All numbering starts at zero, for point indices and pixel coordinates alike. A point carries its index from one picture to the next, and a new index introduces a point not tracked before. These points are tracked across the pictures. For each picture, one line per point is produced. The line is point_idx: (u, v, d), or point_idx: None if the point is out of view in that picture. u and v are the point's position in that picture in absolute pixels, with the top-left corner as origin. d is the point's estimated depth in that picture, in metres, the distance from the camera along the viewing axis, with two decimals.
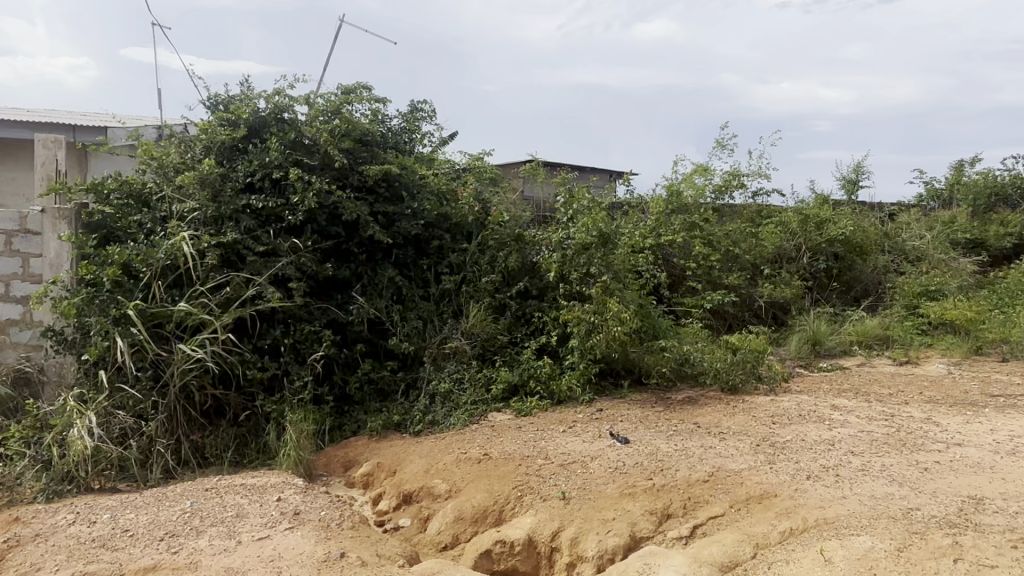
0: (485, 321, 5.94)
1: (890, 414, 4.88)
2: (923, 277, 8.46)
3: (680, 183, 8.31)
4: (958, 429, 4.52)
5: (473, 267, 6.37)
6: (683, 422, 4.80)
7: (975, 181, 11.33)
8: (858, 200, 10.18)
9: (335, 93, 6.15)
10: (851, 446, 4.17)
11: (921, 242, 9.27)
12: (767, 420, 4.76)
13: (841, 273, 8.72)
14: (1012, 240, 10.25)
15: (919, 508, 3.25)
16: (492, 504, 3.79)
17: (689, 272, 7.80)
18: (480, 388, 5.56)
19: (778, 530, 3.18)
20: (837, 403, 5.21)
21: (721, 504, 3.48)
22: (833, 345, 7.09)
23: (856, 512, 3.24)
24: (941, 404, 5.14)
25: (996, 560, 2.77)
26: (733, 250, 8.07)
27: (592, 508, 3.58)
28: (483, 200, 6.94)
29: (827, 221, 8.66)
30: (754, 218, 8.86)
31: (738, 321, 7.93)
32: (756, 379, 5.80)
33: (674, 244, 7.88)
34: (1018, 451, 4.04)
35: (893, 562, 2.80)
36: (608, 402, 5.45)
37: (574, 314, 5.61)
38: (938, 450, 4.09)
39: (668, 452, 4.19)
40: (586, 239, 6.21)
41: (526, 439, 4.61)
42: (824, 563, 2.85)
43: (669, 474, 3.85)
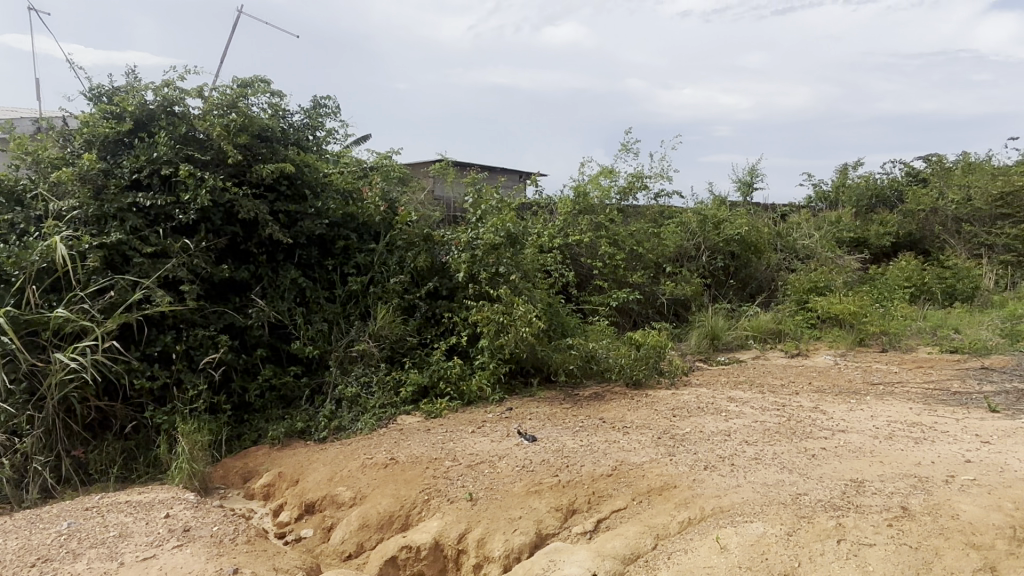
0: (394, 323, 5.81)
1: (782, 404, 5.13)
2: (812, 273, 8.98)
3: (587, 184, 8.52)
4: (842, 416, 4.80)
5: (381, 267, 6.22)
6: (588, 418, 4.87)
7: (858, 183, 12.15)
8: (752, 201, 10.72)
9: (230, 86, 5.88)
10: (746, 436, 4.35)
11: (811, 241, 9.85)
12: (668, 413, 4.91)
13: (737, 271, 9.14)
14: (891, 239, 11.05)
15: (806, 493, 3.42)
16: (397, 510, 3.70)
17: (596, 272, 7.99)
18: (388, 391, 5.44)
19: (677, 520, 3.27)
20: (733, 395, 5.44)
21: (623, 497, 3.54)
22: (730, 339, 7.40)
23: (750, 500, 3.38)
24: (828, 393, 5.45)
25: (873, 539, 2.96)
26: (636, 249, 8.30)
27: (499, 507, 3.56)
28: (391, 199, 6.81)
29: (724, 221, 9.06)
30: (656, 218, 9.14)
31: (642, 318, 8.18)
32: (659, 374, 5.98)
33: (582, 244, 8.05)
34: (894, 435, 4.32)
35: (783, 547, 2.93)
36: (518, 401, 5.46)
37: (483, 313, 5.58)
38: (824, 437, 4.32)
39: (574, 448, 4.23)
40: (494, 240, 6.16)
41: (434, 441, 4.55)
42: (720, 550, 2.96)
43: (574, 469, 3.89)
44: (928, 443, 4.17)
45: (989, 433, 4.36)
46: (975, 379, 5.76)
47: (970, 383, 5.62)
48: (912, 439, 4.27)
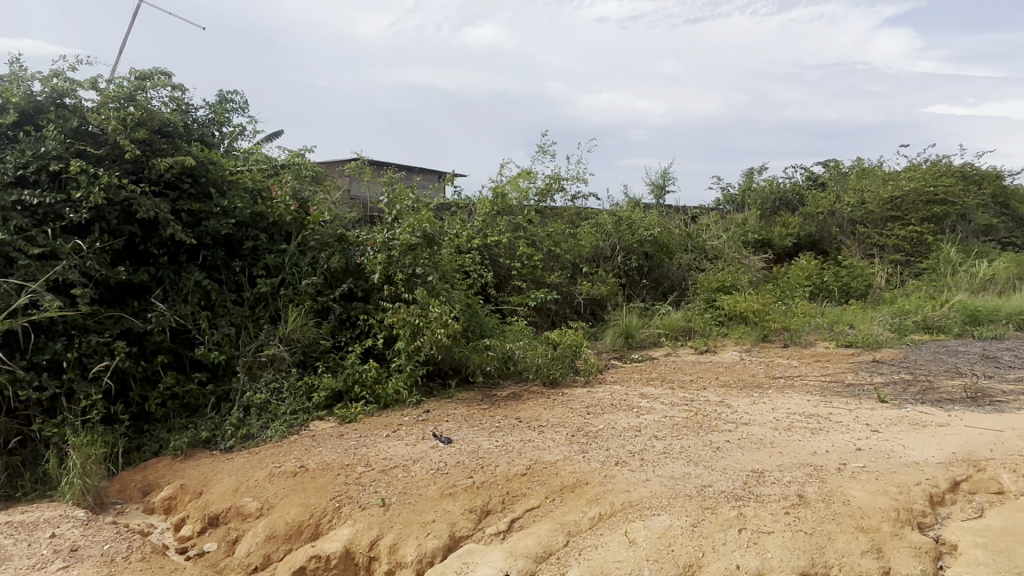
0: (305, 326, 5.64)
1: (690, 399, 5.30)
2: (720, 273, 9.34)
3: (506, 185, 8.57)
4: (746, 409, 5.01)
5: (292, 269, 6.03)
6: (505, 418, 4.88)
7: (763, 187, 12.75)
8: (664, 204, 11.06)
9: (127, 78, 5.55)
10: (655, 431, 4.46)
11: (719, 242, 10.24)
12: (582, 411, 4.98)
13: (651, 271, 9.40)
14: (793, 240, 11.64)
15: (711, 485, 3.54)
16: (307, 519, 3.57)
17: (515, 273, 8.04)
18: (300, 397, 5.27)
19: (589, 516, 3.31)
20: (645, 391, 5.58)
21: (537, 496, 3.56)
22: (644, 337, 7.61)
23: (657, 493, 3.47)
24: (733, 387, 5.68)
25: (772, 526, 3.09)
26: (553, 250, 8.40)
27: (412, 512, 3.50)
28: (302, 199, 6.60)
29: (638, 222, 9.28)
30: (573, 219, 9.28)
31: (560, 317, 8.28)
32: (575, 372, 6.07)
33: (500, 244, 8.10)
34: (792, 427, 4.54)
35: (688, 538, 3.03)
36: (435, 403, 5.40)
37: (399, 315, 5.51)
38: (729, 430, 4.49)
39: (490, 448, 4.23)
40: (411, 240, 6.04)
41: (347, 447, 4.44)
42: (629, 544, 3.02)
43: (489, 470, 3.88)
44: (824, 433, 4.40)
45: (877, 422, 4.65)
46: (867, 371, 6.13)
47: (862, 376, 5.98)
48: (809, 429, 4.50)
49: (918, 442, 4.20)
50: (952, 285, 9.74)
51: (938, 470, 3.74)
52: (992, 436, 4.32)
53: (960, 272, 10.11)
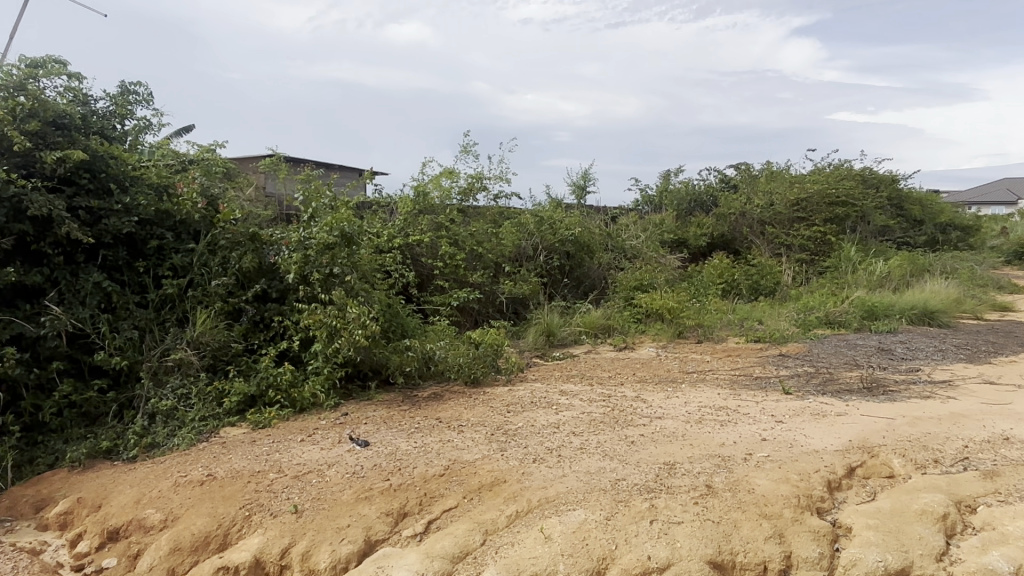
0: (215, 328, 5.43)
1: (607, 395, 5.41)
2: (638, 272, 9.60)
3: (427, 184, 8.58)
4: (660, 403, 5.16)
5: (201, 269, 5.78)
6: (425, 418, 4.84)
7: (679, 189, 13.19)
8: (586, 204, 11.27)
9: (16, 66, 5.17)
10: (573, 427, 4.52)
11: (638, 242, 10.52)
12: (502, 409, 5.00)
13: (572, 270, 9.55)
14: (707, 239, 12.09)
15: (624, 478, 3.63)
16: (214, 529, 3.42)
17: (437, 272, 8.01)
18: (209, 402, 5.06)
19: (506, 514, 3.33)
20: (565, 388, 5.66)
21: (455, 496, 3.54)
22: (564, 335, 7.72)
23: (574, 488, 3.52)
24: (649, 383, 5.84)
25: (681, 517, 3.19)
26: (476, 249, 8.39)
27: (325, 517, 3.41)
28: (211, 196, 6.28)
29: (559, 222, 9.40)
30: (495, 219, 9.32)
31: (482, 317, 8.30)
32: (496, 371, 6.09)
33: (422, 244, 8.05)
34: (703, 419, 4.71)
35: (602, 531, 3.09)
36: (354, 405, 5.29)
37: (315, 316, 5.36)
38: (643, 424, 4.61)
39: (408, 450, 4.18)
40: (327, 240, 5.84)
41: (258, 454, 4.29)
42: (545, 540, 3.05)
43: (406, 472, 3.83)
44: (732, 425, 4.58)
45: (782, 413, 4.88)
46: (773, 364, 6.43)
47: (769, 369, 6.26)
48: (719, 421, 4.67)
49: (818, 431, 4.43)
50: (851, 282, 10.35)
51: (836, 457, 3.96)
52: (884, 424, 4.60)
53: (859, 270, 10.74)
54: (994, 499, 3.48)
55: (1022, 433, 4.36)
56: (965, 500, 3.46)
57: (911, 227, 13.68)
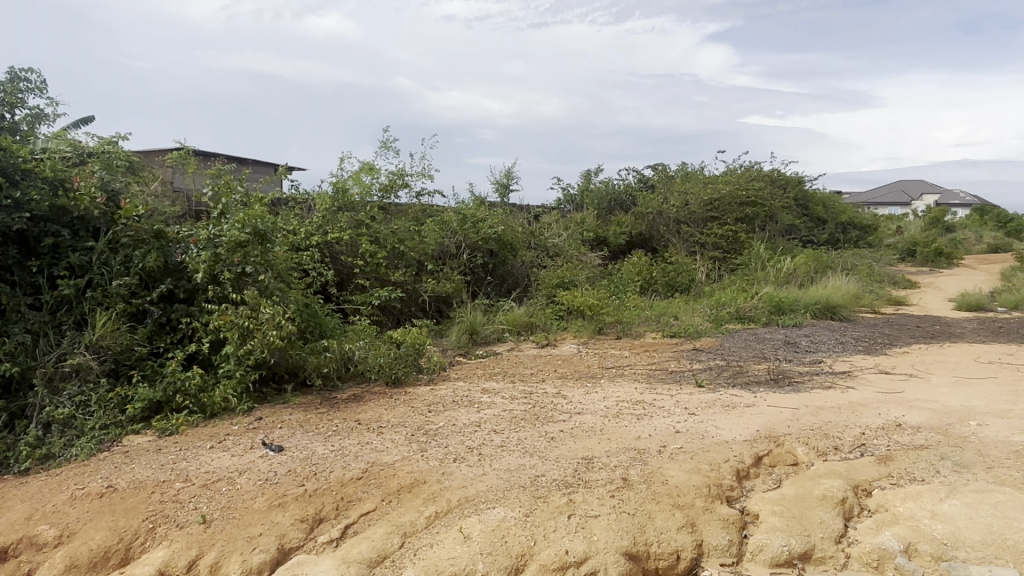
0: (117, 331, 5.14)
1: (529, 392, 5.46)
2: (559, 270, 9.73)
3: (347, 180, 8.48)
4: (580, 399, 5.25)
5: (101, 268, 5.44)
6: (343, 421, 4.74)
7: (599, 188, 13.47)
8: (509, 202, 11.33)
9: None
10: (494, 425, 4.54)
11: (560, 240, 10.67)
12: (424, 409, 4.96)
13: (495, 268, 9.57)
14: (626, 238, 12.38)
15: (543, 474, 3.66)
16: (115, 544, 3.22)
17: (358, 270, 7.88)
18: (111, 410, 4.78)
19: (425, 515, 3.30)
20: (487, 386, 5.67)
21: (372, 499, 3.48)
22: (487, 333, 7.74)
23: (493, 487, 3.52)
24: (569, 378, 5.94)
25: (598, 510, 3.25)
26: (398, 246, 8.28)
27: (235, 526, 3.29)
28: (112, 190, 5.88)
29: (482, 220, 9.40)
30: (417, 216, 9.26)
31: (405, 316, 8.22)
32: (418, 370, 6.03)
33: (341, 241, 7.91)
34: (621, 413, 4.82)
35: (521, 528, 3.11)
36: (268, 409, 5.11)
37: (225, 318, 5.16)
38: (563, 420, 4.68)
39: (324, 454, 4.08)
40: (239, 237, 5.62)
41: (164, 462, 4.09)
42: (463, 540, 3.04)
43: (322, 477, 3.74)
44: (648, 418, 4.71)
45: (695, 405, 5.06)
46: (687, 358, 6.66)
47: (683, 363, 6.48)
48: (635, 415, 4.79)
49: (728, 422, 4.62)
50: (760, 278, 10.84)
51: (744, 447, 4.13)
52: (789, 414, 4.83)
53: (768, 267, 11.26)
54: (887, 482, 3.71)
55: (913, 419, 4.67)
56: (862, 484, 3.68)
57: (816, 226, 14.43)
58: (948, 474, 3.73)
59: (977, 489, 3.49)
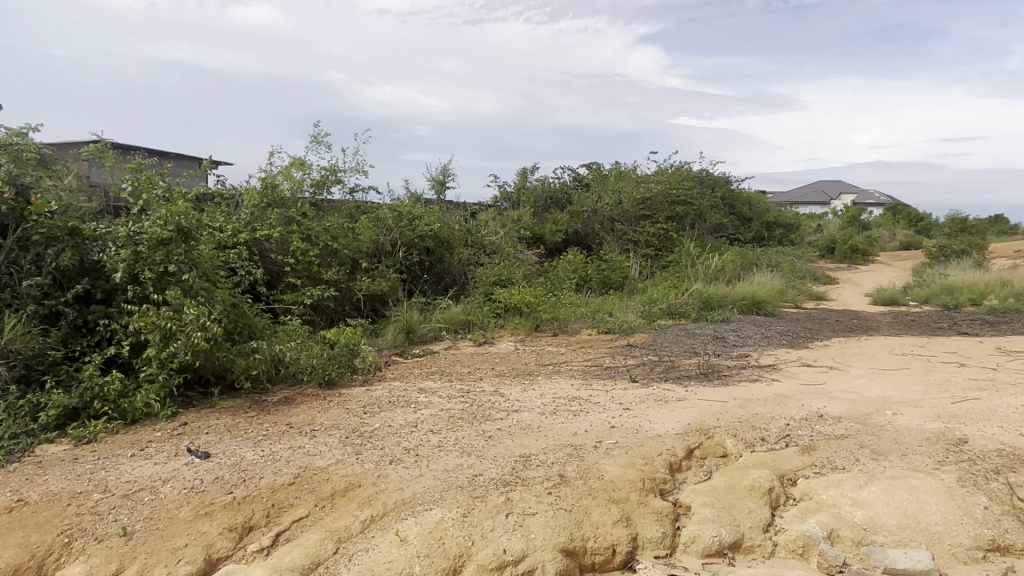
0: (28, 334, 4.83)
1: (466, 390, 5.43)
2: (497, 267, 9.73)
3: (277, 176, 8.28)
4: (517, 396, 5.26)
5: (9, 269, 5.14)
6: (274, 425, 4.60)
7: (535, 186, 13.56)
8: (445, 199, 11.26)
9: None
10: (431, 425, 4.50)
11: (497, 238, 10.68)
12: (359, 411, 4.87)
13: (432, 266, 9.49)
14: (562, 235, 12.50)
15: (481, 473, 3.65)
16: (26, 561, 3.03)
17: (288, 268, 7.70)
18: (21, 418, 4.50)
19: (359, 520, 3.23)
20: (424, 386, 5.61)
21: (305, 505, 3.39)
22: (424, 332, 7.66)
23: (430, 488, 3.49)
24: (506, 376, 5.95)
25: (536, 508, 3.27)
26: (330, 244, 8.11)
27: (159, 538, 3.14)
28: (21, 184, 5.51)
29: (417, 217, 9.29)
30: (351, 213, 9.11)
31: (339, 315, 8.05)
32: (352, 371, 5.91)
33: (271, 238, 7.71)
34: (557, 410, 4.86)
35: (458, 529, 3.09)
36: (194, 414, 4.91)
37: (146, 319, 4.91)
38: (500, 418, 4.68)
39: (254, 459, 3.95)
40: (161, 234, 5.36)
41: (80, 473, 3.87)
42: (400, 543, 3.00)
43: (252, 483, 3.62)
44: (584, 414, 4.76)
45: (629, 400, 5.15)
46: (622, 354, 6.78)
47: (618, 359, 6.59)
48: (571, 411, 4.84)
49: (660, 416, 4.72)
50: (690, 275, 11.14)
51: (676, 440, 4.23)
52: (719, 407, 4.98)
53: (698, 264, 11.59)
54: (811, 471, 3.87)
55: (833, 410, 4.89)
56: (787, 473, 3.83)
57: (742, 225, 14.94)
58: (866, 461, 3.92)
59: (893, 475, 3.68)
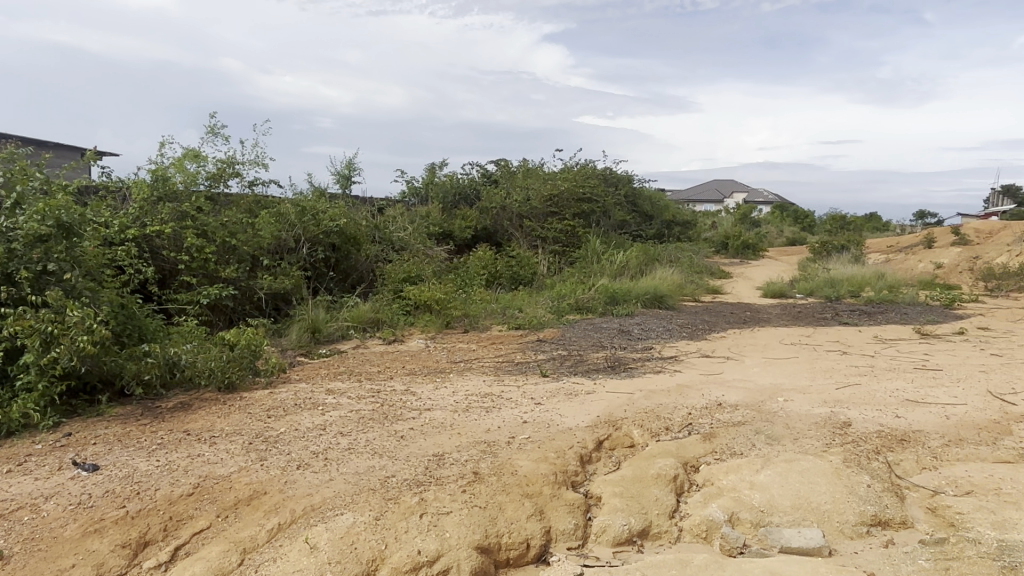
0: None
1: (377, 390, 5.33)
2: (406, 264, 9.59)
3: (168, 168, 7.82)
4: (429, 394, 5.22)
5: None
6: (169, 433, 4.33)
7: (444, 182, 13.50)
8: (351, 193, 11.00)
9: None
10: (341, 427, 4.38)
11: (405, 233, 10.54)
12: (263, 415, 4.67)
13: (338, 262, 9.23)
14: (471, 231, 12.48)
15: (393, 475, 3.59)
16: None
17: (183, 266, 7.28)
18: None
19: (266, 529, 3.10)
20: (332, 387, 5.46)
21: (207, 516, 3.22)
22: (331, 331, 7.46)
23: (341, 492, 3.40)
24: (418, 374, 5.88)
25: (450, 507, 3.25)
26: (228, 241, 7.73)
27: (42, 559, 2.89)
28: None
29: (322, 212, 9.02)
30: (250, 208, 8.74)
31: (238, 315, 7.68)
32: (253, 374, 5.66)
33: (163, 234, 7.27)
34: (469, 407, 4.85)
35: (371, 532, 3.03)
36: (78, 424, 4.55)
37: (23, 323, 4.49)
38: (412, 417, 4.62)
39: (149, 470, 3.71)
40: (39, 231, 4.93)
41: None
42: (310, 551, 2.90)
43: (146, 496, 3.39)
44: (497, 410, 4.78)
45: (540, 395, 5.21)
46: (532, 350, 6.86)
47: (528, 354, 6.67)
48: (484, 408, 4.85)
49: (571, 410, 4.81)
50: (597, 271, 11.41)
51: (586, 433, 4.32)
52: (626, 398, 5.14)
53: (603, 260, 11.90)
54: (712, 457, 4.06)
55: (731, 398, 5.15)
56: (690, 461, 4.00)
57: (645, 221, 15.46)
58: (762, 446, 4.16)
59: (787, 459, 3.91)
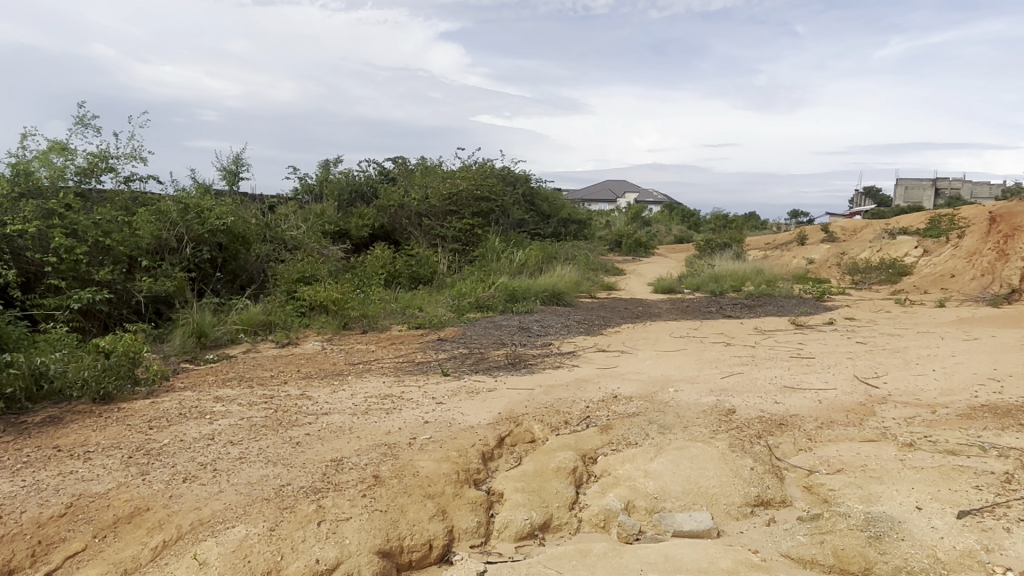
0: None
1: (270, 396, 5.12)
2: (299, 264, 9.27)
3: (31, 162, 7.24)
4: (326, 398, 5.07)
5: None
6: (36, 450, 3.97)
7: (339, 179, 13.19)
8: (238, 191, 10.49)
9: None
10: (230, 436, 4.17)
11: (298, 232, 10.20)
12: (144, 426, 4.37)
13: (225, 263, 8.77)
14: (368, 230, 12.22)
15: (289, 483, 3.46)
16: None
17: (49, 269, 6.69)
18: None
19: (149, 547, 2.91)
20: (220, 394, 5.19)
21: (82, 538, 2.98)
22: (218, 335, 7.10)
23: (232, 504, 3.24)
24: (314, 378, 5.70)
25: (350, 512, 3.17)
26: (101, 240, 7.19)
27: None
28: None
29: (208, 211, 8.51)
30: (126, 205, 8.18)
31: (113, 320, 7.16)
32: (133, 383, 5.25)
33: (26, 233, 6.65)
34: (369, 409, 4.76)
35: (265, 544, 2.91)
36: None
37: None
38: (308, 422, 4.47)
39: (13, 491, 3.38)
40: None
41: None
42: (199, 567, 2.75)
43: (10, 520, 3.09)
44: (397, 412, 4.70)
45: (441, 394, 5.19)
46: (432, 349, 6.81)
47: (428, 353, 6.62)
48: (384, 409, 4.76)
49: (472, 408, 4.82)
50: (496, 269, 11.50)
51: (488, 430, 4.35)
52: (526, 394, 5.20)
53: (502, 258, 12.00)
54: (608, 448, 4.18)
55: (626, 390, 5.33)
56: (588, 453, 4.10)
57: (542, 220, 15.73)
58: (655, 435, 4.33)
59: (678, 447, 4.10)
